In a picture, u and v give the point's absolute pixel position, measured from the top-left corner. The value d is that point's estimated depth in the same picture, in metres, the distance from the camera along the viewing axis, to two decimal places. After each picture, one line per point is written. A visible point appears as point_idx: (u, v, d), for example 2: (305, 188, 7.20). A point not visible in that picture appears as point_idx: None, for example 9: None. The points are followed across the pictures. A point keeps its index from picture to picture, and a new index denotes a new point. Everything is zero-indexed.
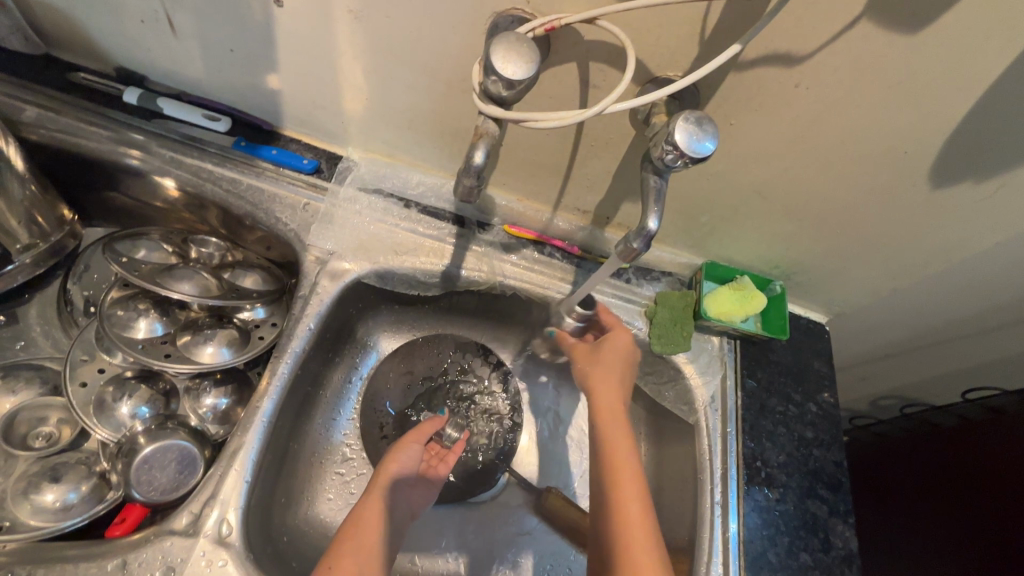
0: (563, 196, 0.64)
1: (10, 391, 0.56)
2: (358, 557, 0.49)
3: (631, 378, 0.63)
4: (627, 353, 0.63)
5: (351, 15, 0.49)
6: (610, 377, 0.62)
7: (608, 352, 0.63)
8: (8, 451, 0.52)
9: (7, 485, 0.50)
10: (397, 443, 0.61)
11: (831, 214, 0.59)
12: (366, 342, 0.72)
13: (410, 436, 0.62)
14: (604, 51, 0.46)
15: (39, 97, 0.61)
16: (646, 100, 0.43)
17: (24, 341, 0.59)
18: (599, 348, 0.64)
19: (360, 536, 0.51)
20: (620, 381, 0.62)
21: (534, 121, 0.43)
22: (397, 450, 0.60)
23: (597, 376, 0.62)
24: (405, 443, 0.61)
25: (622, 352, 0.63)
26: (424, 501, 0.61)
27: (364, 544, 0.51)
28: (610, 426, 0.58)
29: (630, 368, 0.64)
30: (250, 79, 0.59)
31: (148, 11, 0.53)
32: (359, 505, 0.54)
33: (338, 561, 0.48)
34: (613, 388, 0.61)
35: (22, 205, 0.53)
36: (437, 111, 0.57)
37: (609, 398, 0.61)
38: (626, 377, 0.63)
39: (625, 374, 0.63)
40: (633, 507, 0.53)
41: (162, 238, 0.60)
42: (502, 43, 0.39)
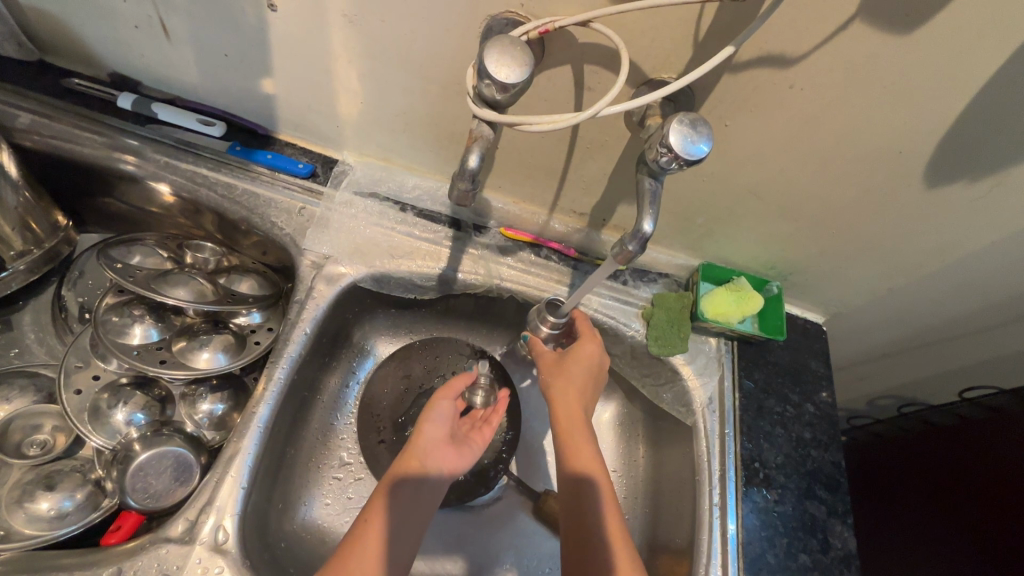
0: (559, 198, 0.65)
1: (3, 399, 0.55)
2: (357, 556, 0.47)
3: (595, 387, 0.62)
4: (594, 363, 0.62)
5: (345, 20, 0.49)
6: (573, 386, 0.60)
7: (573, 362, 0.61)
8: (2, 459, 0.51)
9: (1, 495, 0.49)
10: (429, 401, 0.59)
11: (826, 214, 0.59)
12: (363, 346, 0.72)
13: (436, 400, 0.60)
14: (598, 54, 0.46)
15: (33, 103, 0.60)
16: (640, 102, 0.43)
17: (18, 349, 0.59)
18: (565, 358, 0.62)
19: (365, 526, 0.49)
20: (585, 387, 0.61)
21: (528, 124, 0.42)
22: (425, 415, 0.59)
23: (560, 384, 0.60)
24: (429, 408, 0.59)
25: (588, 363, 0.61)
26: (464, 462, 0.58)
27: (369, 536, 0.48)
28: (572, 439, 0.57)
29: (597, 379, 0.62)
30: (245, 84, 0.59)
31: (142, 16, 0.53)
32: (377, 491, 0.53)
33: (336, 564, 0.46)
34: (573, 399, 0.59)
35: (15, 212, 0.53)
36: (433, 114, 0.57)
37: (566, 409, 0.59)
38: (592, 386, 0.61)
39: (587, 382, 0.61)
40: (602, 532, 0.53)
41: (157, 244, 0.60)
42: (496, 46, 0.38)
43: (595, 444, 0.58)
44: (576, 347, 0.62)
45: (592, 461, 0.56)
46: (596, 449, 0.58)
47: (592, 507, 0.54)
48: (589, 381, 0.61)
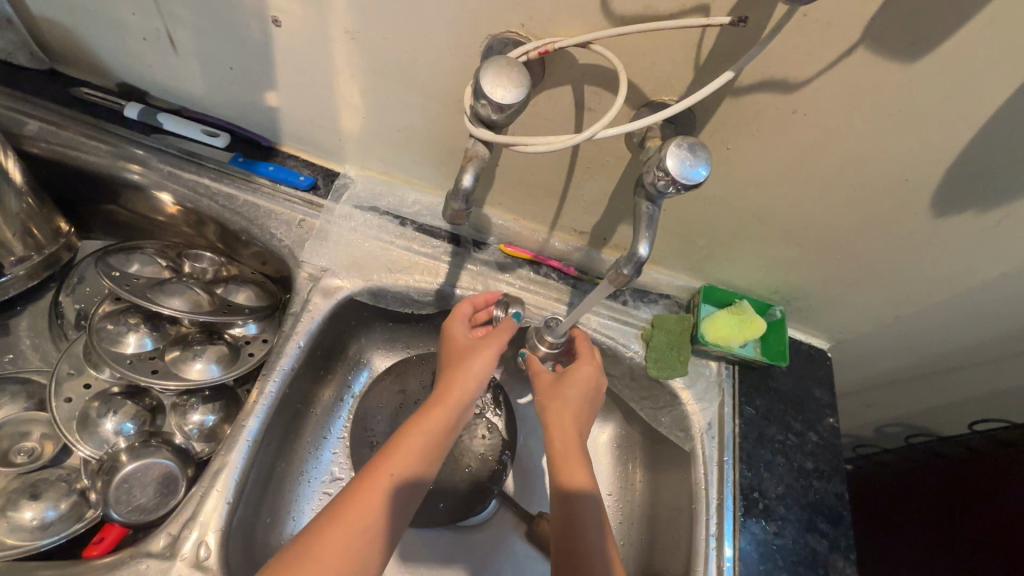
0: (559, 216, 0.64)
1: None
2: (369, 520, 0.45)
3: (591, 412, 0.61)
4: (591, 388, 0.61)
5: (347, 36, 0.49)
6: (568, 411, 0.59)
7: (571, 384, 0.60)
8: None
9: None
10: (479, 348, 0.56)
11: (831, 240, 0.58)
12: (359, 359, 0.71)
13: (476, 347, 0.56)
14: (598, 75, 0.46)
15: (43, 111, 0.61)
16: (639, 124, 0.42)
17: (13, 354, 0.58)
18: (562, 381, 0.61)
19: (383, 487, 0.47)
20: (581, 413, 0.60)
21: (525, 145, 0.42)
22: (461, 361, 0.56)
23: (556, 408, 0.59)
24: (468, 358, 0.55)
25: (585, 387, 0.60)
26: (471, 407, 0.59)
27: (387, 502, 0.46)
28: (566, 461, 0.56)
29: (593, 406, 0.61)
30: (250, 97, 0.60)
31: (150, 29, 0.54)
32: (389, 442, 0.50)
33: (336, 518, 0.44)
34: (569, 421, 0.58)
35: (18, 218, 0.54)
36: (433, 130, 0.57)
37: (564, 430, 0.58)
38: (587, 411, 0.60)
39: (587, 402, 0.60)
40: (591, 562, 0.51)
41: (156, 252, 0.60)
42: (492, 66, 0.38)
43: (591, 473, 0.56)
44: (575, 368, 0.61)
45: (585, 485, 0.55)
46: (591, 473, 0.56)
47: (585, 533, 0.53)
48: (585, 404, 0.60)
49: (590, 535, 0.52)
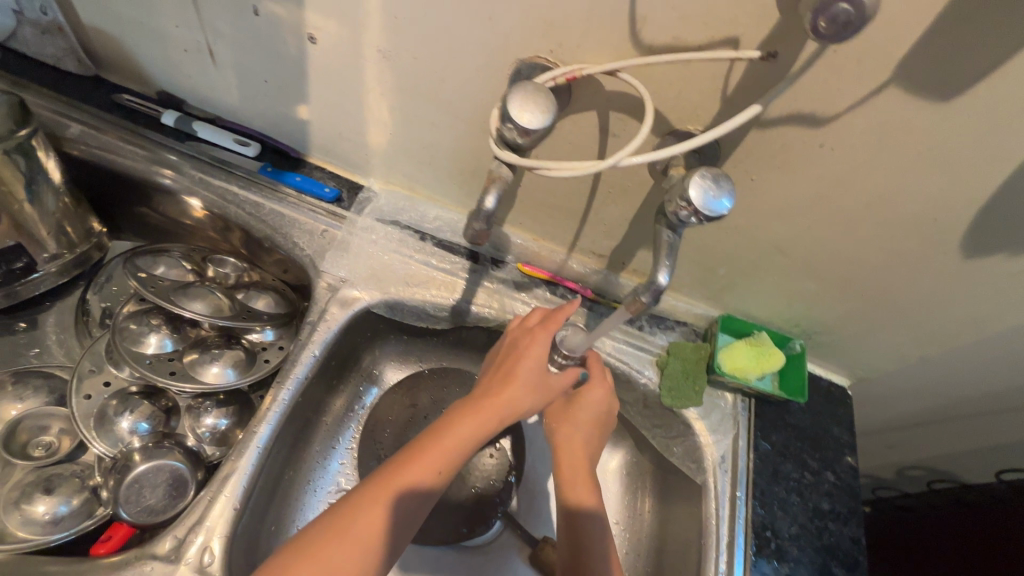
0: (579, 237, 0.65)
1: (17, 398, 0.54)
2: (392, 524, 0.45)
3: (601, 439, 0.60)
4: (602, 413, 0.59)
5: (380, 55, 0.51)
6: (579, 436, 0.58)
7: (585, 410, 0.59)
8: (7, 458, 0.51)
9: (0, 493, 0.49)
10: (542, 379, 0.54)
11: (855, 276, 0.57)
12: (372, 371, 0.72)
13: (540, 376, 0.54)
14: (624, 102, 0.47)
15: (85, 115, 0.64)
16: (660, 155, 0.41)
17: (39, 348, 0.59)
18: (573, 404, 0.59)
19: (413, 495, 0.46)
20: (590, 439, 0.59)
21: (549, 169, 0.42)
22: (529, 384, 0.53)
23: (566, 432, 0.58)
24: (534, 386, 0.53)
25: (598, 412, 0.59)
26: None
27: (413, 509, 0.46)
28: (576, 490, 0.55)
29: (603, 433, 0.60)
30: (281, 109, 0.61)
31: (192, 41, 0.56)
32: (424, 442, 0.49)
33: (359, 515, 0.44)
34: (580, 450, 0.57)
35: (53, 216, 0.55)
36: (458, 149, 0.58)
37: (575, 458, 0.57)
38: (598, 437, 0.59)
39: (600, 432, 0.59)
40: None
41: (182, 255, 0.62)
42: (519, 90, 0.38)
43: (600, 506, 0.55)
44: (587, 391, 0.59)
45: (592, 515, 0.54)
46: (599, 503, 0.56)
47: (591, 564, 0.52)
48: (596, 431, 0.59)
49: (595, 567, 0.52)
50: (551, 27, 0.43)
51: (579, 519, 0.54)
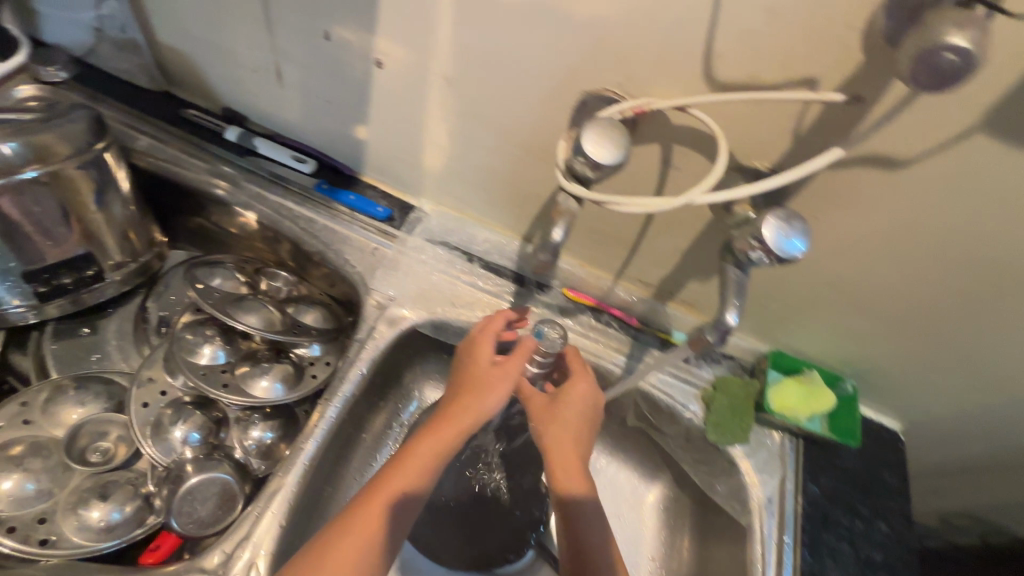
0: (627, 265, 0.64)
1: (79, 402, 0.55)
2: (373, 551, 0.46)
3: (591, 432, 0.57)
4: (586, 405, 0.56)
5: (444, 81, 0.51)
6: (568, 434, 0.55)
7: (571, 403, 0.56)
8: (65, 463, 0.51)
9: (59, 498, 0.49)
10: (504, 377, 0.53)
11: (917, 320, 0.55)
12: (411, 390, 0.71)
13: (502, 375, 0.53)
14: (690, 136, 0.46)
15: (153, 128, 0.66)
16: (739, 194, 0.39)
17: (99, 354, 0.61)
18: (558, 401, 0.56)
19: (387, 519, 0.47)
20: (580, 432, 0.56)
21: (617, 205, 0.41)
22: (493, 388, 0.53)
23: (555, 433, 0.55)
24: (490, 389, 0.52)
25: (584, 404, 0.56)
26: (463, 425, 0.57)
27: (390, 532, 0.47)
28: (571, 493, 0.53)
29: (593, 421, 0.57)
30: (340, 129, 0.62)
31: (261, 62, 0.58)
32: (389, 472, 0.49)
33: (339, 546, 0.45)
34: (570, 446, 0.54)
35: (120, 224, 0.57)
36: (513, 175, 0.58)
37: (567, 459, 0.54)
38: (588, 430, 0.56)
39: (589, 426, 0.56)
40: None
41: (236, 267, 0.63)
42: (595, 127, 0.39)
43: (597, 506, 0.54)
44: (572, 385, 0.57)
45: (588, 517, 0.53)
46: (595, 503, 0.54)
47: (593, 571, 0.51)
48: (585, 425, 0.56)
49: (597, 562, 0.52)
50: (621, 61, 0.43)
51: (570, 504, 0.53)
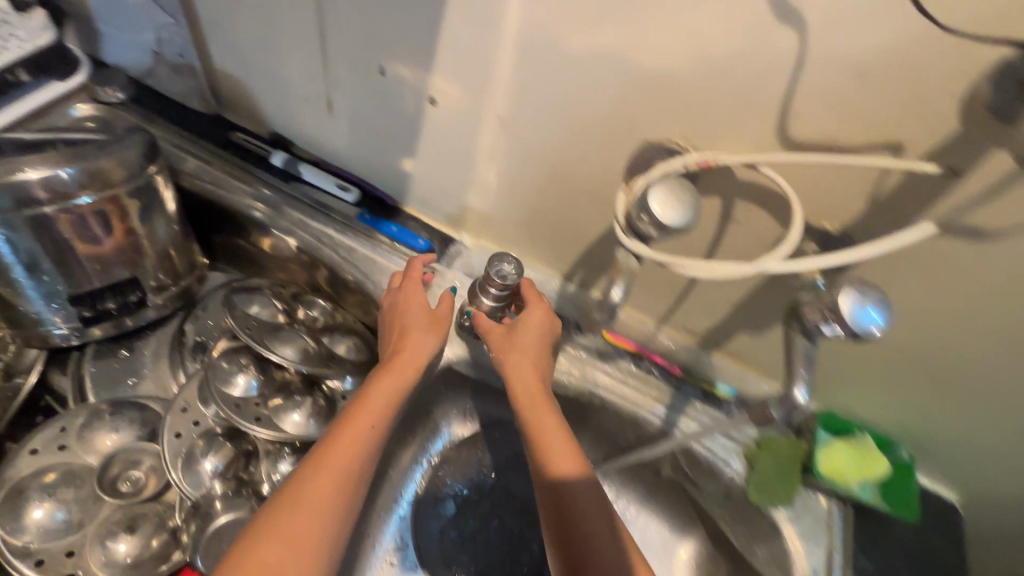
0: (673, 312, 0.62)
1: (113, 428, 0.54)
2: (348, 479, 0.44)
3: (549, 361, 0.55)
4: (545, 329, 0.56)
5: (499, 122, 0.50)
6: (526, 358, 0.53)
7: (523, 330, 0.55)
8: (97, 494, 0.50)
9: (88, 530, 0.49)
10: (426, 320, 0.56)
11: (989, 392, 0.51)
12: (438, 423, 0.69)
13: (431, 320, 0.56)
14: (756, 192, 0.44)
15: (201, 150, 0.66)
16: (806, 266, 0.37)
17: (134, 378, 0.60)
18: (514, 330, 0.55)
19: (359, 448, 0.45)
20: (537, 359, 0.54)
21: (685, 268, 0.39)
22: (427, 330, 0.55)
23: (513, 358, 0.53)
24: (431, 327, 0.55)
25: (539, 331, 0.55)
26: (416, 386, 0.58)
27: (365, 459, 0.45)
28: (539, 420, 0.49)
29: (549, 352, 0.56)
30: (386, 161, 0.62)
31: (313, 92, 0.58)
32: (353, 406, 0.48)
33: (318, 473, 0.42)
34: (528, 370, 0.53)
35: (162, 244, 0.57)
36: (560, 215, 0.57)
37: (529, 384, 0.52)
38: (545, 359, 0.55)
39: (545, 355, 0.55)
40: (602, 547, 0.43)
41: (273, 294, 0.63)
42: (662, 186, 0.37)
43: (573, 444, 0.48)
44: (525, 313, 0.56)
45: (565, 451, 0.47)
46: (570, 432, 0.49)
47: (585, 516, 0.44)
48: (541, 350, 0.55)
49: (582, 501, 0.45)
50: (689, 114, 0.41)
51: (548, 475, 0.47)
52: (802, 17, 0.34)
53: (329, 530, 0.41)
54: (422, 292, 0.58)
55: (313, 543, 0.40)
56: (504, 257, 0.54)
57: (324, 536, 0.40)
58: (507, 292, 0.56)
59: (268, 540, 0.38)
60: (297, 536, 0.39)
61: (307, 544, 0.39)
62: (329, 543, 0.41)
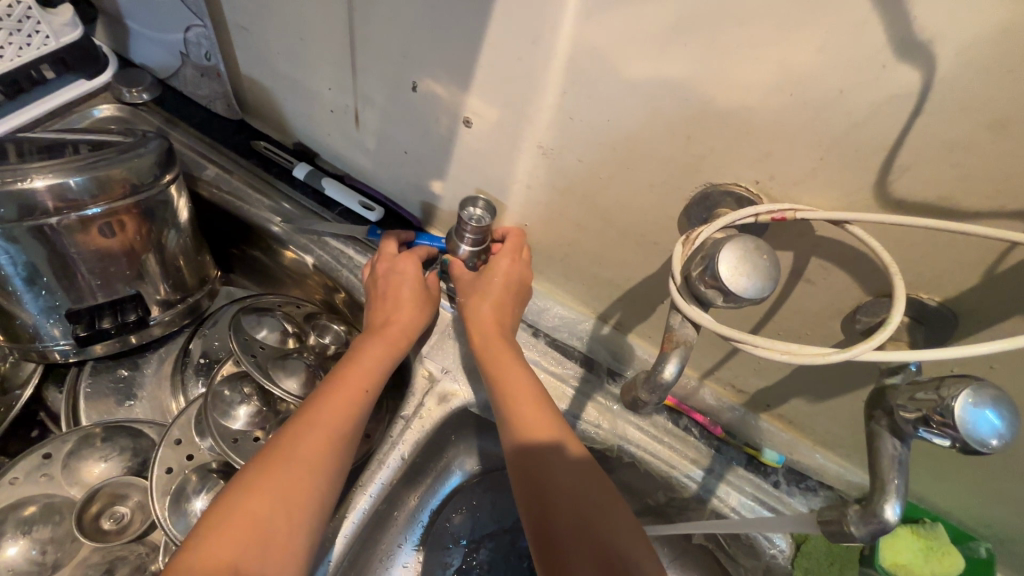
0: (720, 366, 0.55)
1: (101, 457, 0.52)
2: (335, 436, 0.44)
3: (517, 308, 0.55)
4: (513, 274, 0.53)
5: (539, 151, 0.45)
6: (490, 307, 0.53)
7: (490, 277, 0.53)
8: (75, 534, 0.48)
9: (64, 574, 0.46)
10: (410, 285, 0.54)
11: None
12: (450, 462, 0.63)
13: (423, 293, 0.55)
14: (837, 250, 0.37)
15: (222, 158, 0.63)
16: (899, 358, 0.32)
17: (131, 401, 0.57)
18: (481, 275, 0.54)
19: (348, 409, 0.46)
20: (502, 304, 0.53)
21: (749, 345, 0.34)
22: (415, 300, 0.54)
23: (474, 304, 0.53)
24: (422, 301, 0.54)
25: (507, 278, 0.53)
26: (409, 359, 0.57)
27: (354, 418, 0.46)
28: (520, 392, 0.49)
29: (518, 297, 0.55)
30: (413, 181, 0.57)
31: (340, 103, 0.54)
32: (342, 369, 0.48)
33: (305, 432, 0.43)
34: (491, 314, 0.53)
35: (172, 254, 0.54)
36: (600, 254, 0.51)
37: (483, 325, 0.52)
38: (511, 305, 0.54)
39: (512, 303, 0.54)
40: (584, 522, 0.43)
41: (285, 316, 0.58)
42: (737, 247, 0.32)
43: (556, 418, 0.48)
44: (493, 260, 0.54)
45: (545, 421, 0.47)
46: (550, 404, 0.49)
47: (567, 495, 0.44)
48: (508, 294, 0.53)
49: (560, 470, 0.45)
50: (766, 157, 0.35)
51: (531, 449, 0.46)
52: (933, 52, 0.27)
53: (315, 486, 0.42)
54: (416, 262, 0.56)
55: (301, 498, 0.40)
56: (473, 198, 0.51)
57: (311, 492, 0.41)
58: (481, 237, 0.53)
59: (255, 494, 0.39)
60: (282, 495, 0.40)
61: (296, 498, 0.40)
62: (318, 494, 0.41)
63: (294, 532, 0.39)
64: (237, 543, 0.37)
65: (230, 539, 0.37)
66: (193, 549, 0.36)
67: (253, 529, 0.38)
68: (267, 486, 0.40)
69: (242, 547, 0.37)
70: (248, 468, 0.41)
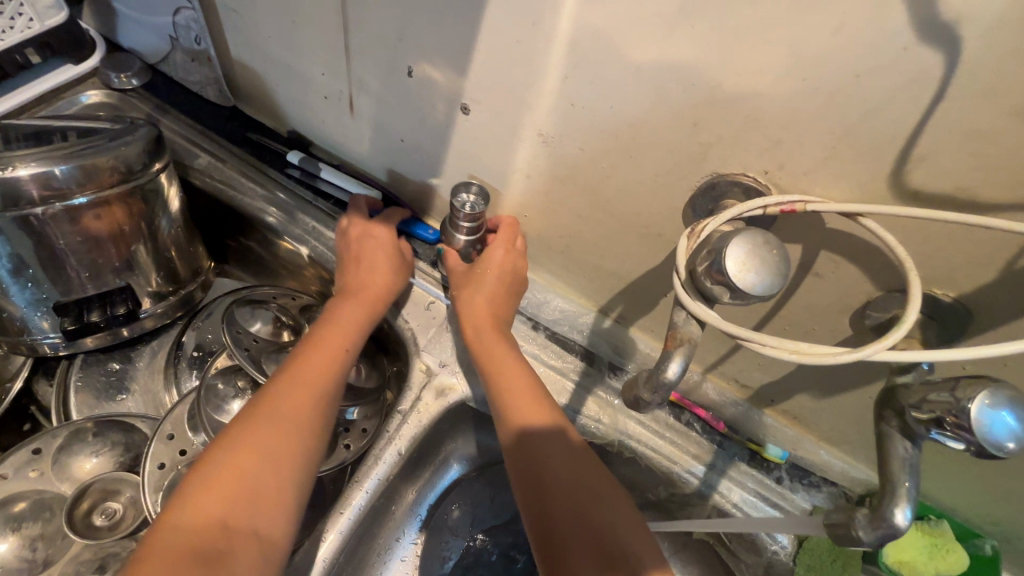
0: (724, 360, 0.54)
1: (93, 453, 0.51)
2: (318, 395, 0.44)
3: (512, 303, 0.54)
4: (507, 267, 0.52)
5: (539, 138, 0.43)
6: (475, 276, 0.52)
7: (485, 269, 0.52)
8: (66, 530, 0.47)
9: (54, 570, 0.46)
10: (385, 251, 0.54)
11: None
12: (448, 457, 0.62)
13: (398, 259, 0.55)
14: (849, 244, 0.36)
15: (215, 145, 0.61)
16: (910, 358, 0.31)
17: (124, 394, 0.57)
18: (475, 265, 0.53)
19: (330, 367, 0.46)
20: (496, 298, 0.52)
21: (761, 343, 0.33)
22: (392, 267, 0.54)
23: (467, 293, 0.52)
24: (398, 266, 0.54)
25: (502, 270, 0.52)
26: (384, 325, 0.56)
27: (336, 377, 0.46)
28: (500, 358, 0.49)
29: (512, 292, 0.53)
30: (410, 170, 0.56)
31: (334, 89, 0.52)
32: (319, 330, 0.48)
33: (288, 391, 0.43)
34: (482, 298, 0.52)
35: (163, 244, 0.52)
36: (602, 245, 0.49)
37: (474, 308, 0.52)
38: (506, 297, 0.53)
39: (507, 294, 0.53)
40: (574, 485, 0.43)
41: (279, 309, 0.57)
42: (747, 241, 0.30)
43: (535, 384, 0.48)
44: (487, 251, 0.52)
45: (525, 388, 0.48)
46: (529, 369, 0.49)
47: (552, 458, 0.45)
48: (503, 288, 0.52)
49: (544, 434, 0.45)
50: (777, 146, 0.33)
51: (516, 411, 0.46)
52: (959, 35, 0.25)
53: (302, 441, 0.41)
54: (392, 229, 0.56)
55: (288, 454, 0.40)
56: (466, 185, 0.49)
57: (298, 449, 0.41)
58: (477, 225, 0.52)
59: (241, 449, 0.39)
60: (269, 450, 0.39)
61: (284, 454, 0.40)
62: (304, 450, 0.41)
63: (282, 488, 0.39)
64: (224, 497, 0.36)
65: (216, 492, 0.36)
66: (182, 505, 0.36)
67: (242, 484, 0.37)
68: (253, 443, 0.39)
69: (229, 502, 0.36)
70: (231, 425, 0.40)
